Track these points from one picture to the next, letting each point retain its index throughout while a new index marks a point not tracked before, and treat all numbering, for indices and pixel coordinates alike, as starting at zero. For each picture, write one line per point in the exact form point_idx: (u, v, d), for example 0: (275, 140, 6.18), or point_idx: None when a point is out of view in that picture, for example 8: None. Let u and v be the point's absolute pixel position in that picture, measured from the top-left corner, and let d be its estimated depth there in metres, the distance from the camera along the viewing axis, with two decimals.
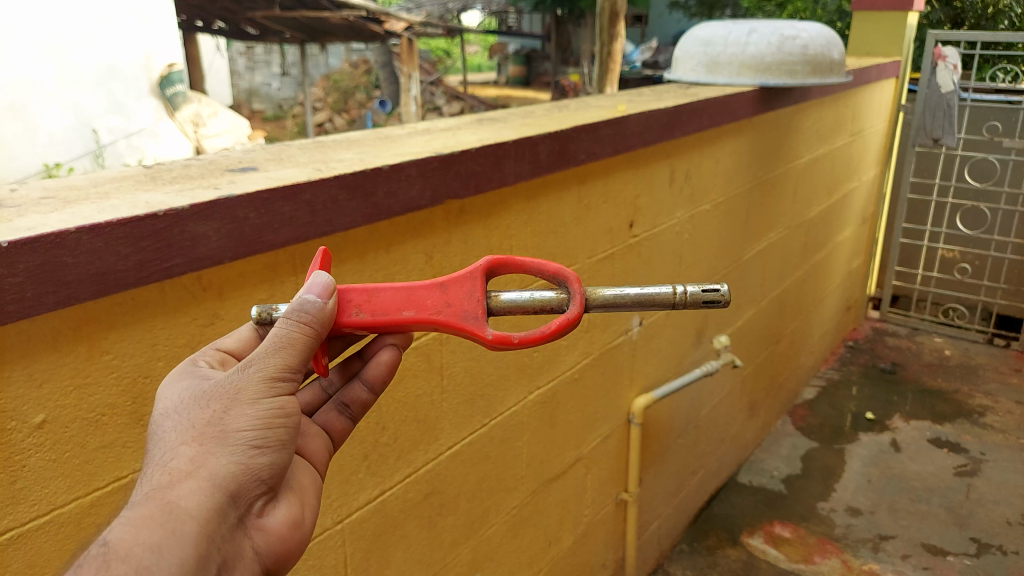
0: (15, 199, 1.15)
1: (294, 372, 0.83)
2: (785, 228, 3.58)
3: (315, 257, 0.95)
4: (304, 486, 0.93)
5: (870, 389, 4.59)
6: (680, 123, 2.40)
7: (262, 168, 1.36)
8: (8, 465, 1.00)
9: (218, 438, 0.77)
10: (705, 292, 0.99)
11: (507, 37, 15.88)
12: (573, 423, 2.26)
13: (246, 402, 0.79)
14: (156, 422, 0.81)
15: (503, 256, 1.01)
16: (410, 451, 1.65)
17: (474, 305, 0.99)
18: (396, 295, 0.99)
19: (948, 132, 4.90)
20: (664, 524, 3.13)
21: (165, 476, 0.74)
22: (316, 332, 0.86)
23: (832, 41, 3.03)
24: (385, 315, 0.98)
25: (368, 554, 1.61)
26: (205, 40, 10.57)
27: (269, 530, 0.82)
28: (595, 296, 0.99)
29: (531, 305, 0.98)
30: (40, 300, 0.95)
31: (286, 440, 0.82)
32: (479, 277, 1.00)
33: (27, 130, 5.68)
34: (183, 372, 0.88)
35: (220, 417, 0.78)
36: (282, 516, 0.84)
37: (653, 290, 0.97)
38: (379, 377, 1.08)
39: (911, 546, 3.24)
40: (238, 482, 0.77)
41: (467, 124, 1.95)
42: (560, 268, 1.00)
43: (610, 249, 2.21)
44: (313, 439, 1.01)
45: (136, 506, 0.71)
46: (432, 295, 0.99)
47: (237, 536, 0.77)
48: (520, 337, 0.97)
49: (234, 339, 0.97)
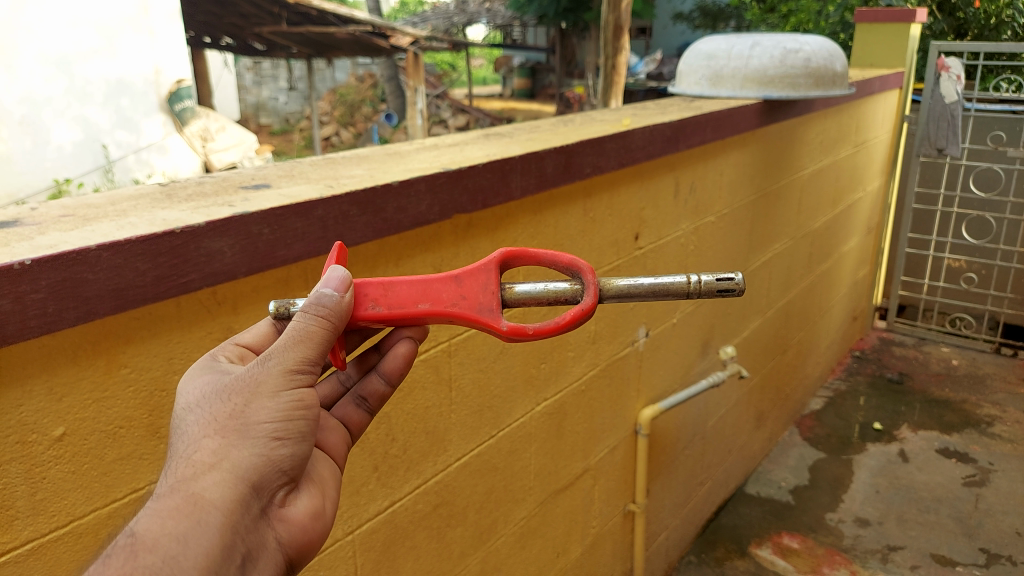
0: (35, 215, 1.18)
1: (313, 364, 0.84)
2: (791, 239, 3.59)
3: (332, 252, 0.97)
4: (325, 478, 0.95)
5: (878, 399, 4.59)
6: (684, 137, 2.42)
7: (275, 185, 1.38)
8: (33, 474, 1.03)
9: (240, 431, 0.79)
10: (720, 282, 0.99)
11: (512, 51, 15.98)
12: (580, 434, 2.28)
13: (267, 395, 0.81)
14: (178, 416, 0.83)
15: (516, 247, 1.02)
16: (419, 462, 1.67)
17: (488, 297, 1.01)
18: (413, 288, 1.01)
19: (952, 141, 4.90)
20: (672, 535, 3.14)
21: (189, 468, 0.76)
22: (334, 325, 0.88)
23: (835, 53, 3.06)
24: (400, 308, 1.00)
25: (378, 560, 1.62)
26: (213, 56, 10.65)
27: (291, 521, 0.84)
28: (609, 287, 1.00)
29: (546, 297, 0.99)
30: (61, 315, 0.97)
31: (306, 432, 0.84)
32: (493, 269, 1.02)
33: (37, 145, 5.83)
34: (203, 367, 0.90)
35: (241, 410, 0.80)
36: (303, 507, 0.86)
37: (665, 280, 0.98)
38: (396, 369, 1.08)
39: (920, 557, 3.25)
40: (260, 473, 0.79)
41: (474, 140, 1.97)
42: (573, 260, 1.01)
43: (616, 261, 2.23)
44: (332, 432, 1.03)
45: (161, 498, 0.73)
46: (446, 287, 1.01)
47: (261, 526, 0.79)
48: (536, 328, 0.99)
49: (252, 334, 0.99)
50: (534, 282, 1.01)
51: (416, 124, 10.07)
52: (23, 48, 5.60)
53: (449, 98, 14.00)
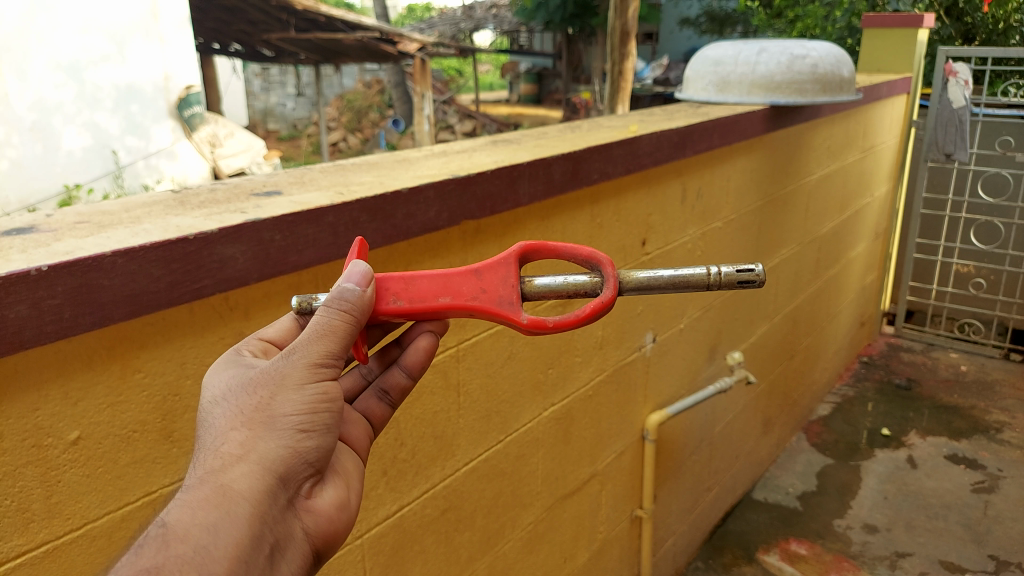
0: (51, 222, 1.19)
1: (336, 357, 0.85)
2: (798, 244, 3.59)
3: (353, 246, 0.98)
4: (349, 470, 0.95)
5: (886, 405, 4.59)
6: (691, 143, 2.43)
7: (286, 191, 1.39)
8: (49, 475, 1.04)
9: (267, 423, 0.80)
10: (741, 273, 0.99)
11: (518, 57, 16.05)
12: (587, 440, 2.28)
13: (292, 387, 0.82)
14: (204, 410, 0.84)
15: (535, 241, 1.04)
16: (427, 467, 1.68)
17: (508, 290, 1.02)
18: (433, 283, 1.02)
19: (960, 147, 4.90)
20: (679, 541, 3.14)
21: (217, 459, 0.77)
22: (356, 320, 0.89)
23: (842, 59, 3.05)
24: (422, 302, 1.00)
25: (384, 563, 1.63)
26: (222, 62, 10.72)
27: (318, 511, 0.84)
28: (629, 280, 1.01)
29: (566, 290, 1.00)
30: (77, 320, 0.99)
31: (330, 424, 0.84)
32: (513, 263, 1.03)
33: (47, 151, 5.88)
34: (228, 361, 0.91)
35: (266, 403, 0.81)
36: (328, 498, 0.87)
37: (687, 272, 0.98)
38: (418, 362, 1.10)
39: (928, 563, 3.24)
40: (287, 464, 0.80)
41: (482, 146, 1.99)
42: (593, 253, 1.02)
43: (623, 267, 2.24)
44: (354, 426, 1.03)
45: (191, 489, 0.75)
46: (467, 281, 1.02)
47: (288, 516, 0.80)
48: (556, 321, 1.00)
49: (276, 329, 1.00)
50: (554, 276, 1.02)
51: (424, 130, 10.09)
52: (34, 54, 5.66)
53: (457, 103, 14.06)
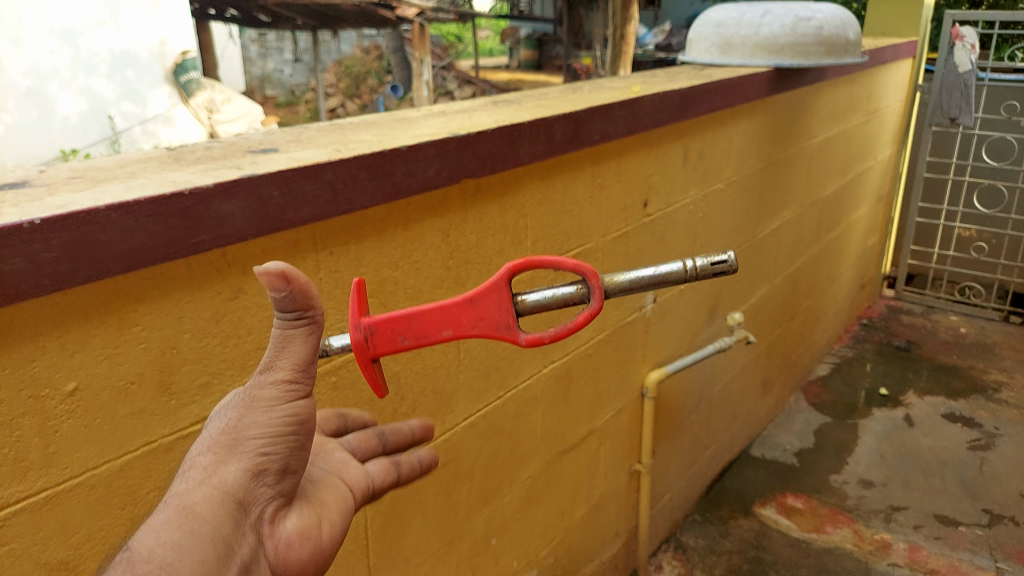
0: (44, 178, 1.18)
1: (309, 379, 0.84)
2: (800, 206, 3.58)
3: (349, 296, 0.95)
4: (328, 502, 0.95)
5: (884, 366, 4.60)
6: (693, 104, 2.41)
7: (283, 149, 1.39)
8: (47, 423, 1.05)
9: (233, 447, 0.81)
10: (714, 262, 1.00)
11: (519, 22, 15.91)
12: (586, 397, 2.30)
13: (261, 410, 0.82)
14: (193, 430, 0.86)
15: (522, 260, 0.98)
16: (427, 421, 1.69)
17: (504, 315, 1.01)
18: (429, 317, 1.00)
19: (965, 111, 4.87)
20: (676, 496, 3.16)
21: (185, 483, 0.79)
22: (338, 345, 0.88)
23: (847, 21, 3.02)
24: (426, 337, 1.00)
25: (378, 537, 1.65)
26: (218, 27, 10.59)
27: (286, 538, 0.84)
28: (614, 283, 1.00)
29: (555, 304, 1.01)
30: (74, 274, 0.99)
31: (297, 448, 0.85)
32: (503, 286, 1.00)
33: (43, 116, 5.84)
34: None
35: (236, 426, 0.82)
36: (297, 526, 0.86)
37: (665, 269, 0.98)
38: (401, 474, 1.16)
39: (923, 517, 3.27)
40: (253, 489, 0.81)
41: (482, 106, 1.97)
42: (577, 263, 0.98)
43: (624, 227, 2.24)
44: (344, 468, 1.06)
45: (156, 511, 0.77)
46: (463, 310, 1.01)
47: (253, 541, 0.81)
48: (551, 336, 0.99)
49: None
50: (544, 292, 1.01)
51: (422, 95, 10.03)
52: (28, 20, 5.57)
53: (457, 69, 13.94)
